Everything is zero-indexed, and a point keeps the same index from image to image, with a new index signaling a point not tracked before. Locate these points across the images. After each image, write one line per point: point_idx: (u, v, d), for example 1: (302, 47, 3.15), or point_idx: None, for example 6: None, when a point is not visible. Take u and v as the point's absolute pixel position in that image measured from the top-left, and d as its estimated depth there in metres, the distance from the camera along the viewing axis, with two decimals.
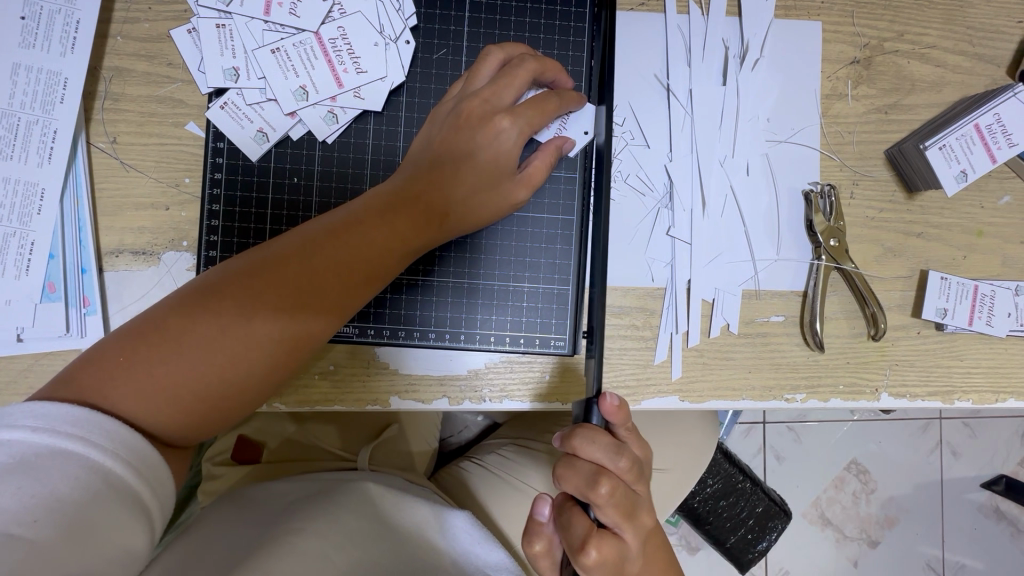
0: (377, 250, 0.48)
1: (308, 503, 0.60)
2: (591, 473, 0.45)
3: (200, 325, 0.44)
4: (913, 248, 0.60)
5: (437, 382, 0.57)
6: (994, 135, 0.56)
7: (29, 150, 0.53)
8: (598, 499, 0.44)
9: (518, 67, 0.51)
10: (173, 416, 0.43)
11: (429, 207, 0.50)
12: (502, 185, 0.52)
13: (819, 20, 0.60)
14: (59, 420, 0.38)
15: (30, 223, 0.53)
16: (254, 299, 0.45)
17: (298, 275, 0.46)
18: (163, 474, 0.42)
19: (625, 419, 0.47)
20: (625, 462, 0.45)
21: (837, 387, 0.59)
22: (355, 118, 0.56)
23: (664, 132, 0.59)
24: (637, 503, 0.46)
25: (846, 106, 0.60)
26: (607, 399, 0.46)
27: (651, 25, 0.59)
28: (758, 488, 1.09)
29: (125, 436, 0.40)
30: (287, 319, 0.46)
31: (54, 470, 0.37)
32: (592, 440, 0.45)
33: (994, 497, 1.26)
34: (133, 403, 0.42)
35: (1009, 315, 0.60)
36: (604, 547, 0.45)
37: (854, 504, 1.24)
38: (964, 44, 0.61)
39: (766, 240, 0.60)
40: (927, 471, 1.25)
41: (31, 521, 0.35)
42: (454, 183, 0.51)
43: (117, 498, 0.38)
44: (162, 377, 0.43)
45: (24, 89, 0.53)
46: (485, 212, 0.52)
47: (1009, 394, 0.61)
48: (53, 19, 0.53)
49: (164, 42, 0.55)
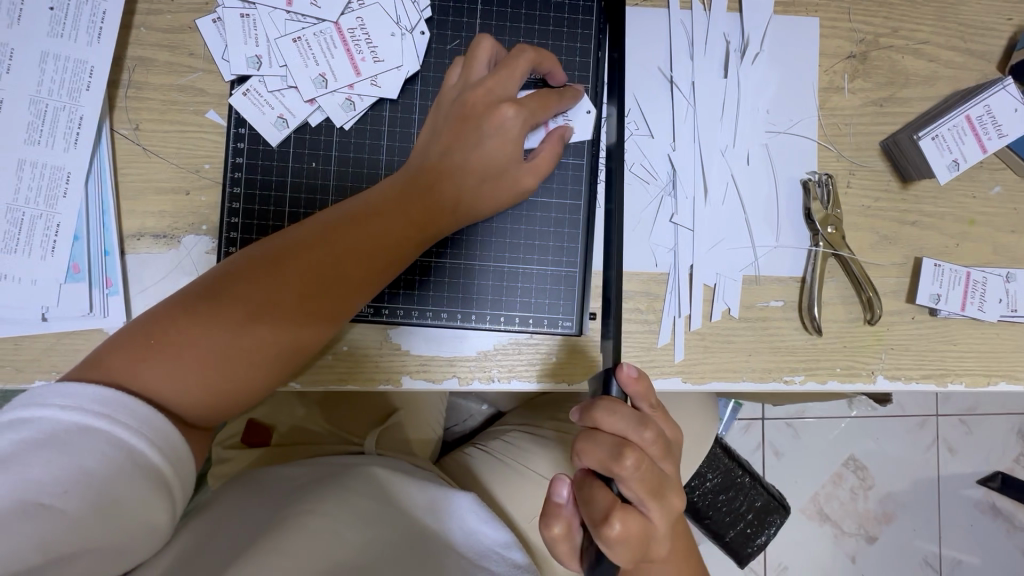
0: (391, 236, 0.50)
1: (318, 485, 0.62)
2: (614, 445, 0.46)
3: (223, 309, 0.46)
4: (907, 236, 0.62)
5: (447, 363, 0.59)
6: (985, 126, 0.59)
7: (55, 136, 0.55)
8: (623, 472, 0.45)
9: (516, 59, 0.54)
10: (199, 396, 0.45)
11: (442, 196, 0.52)
12: (510, 176, 0.54)
13: (816, 17, 0.62)
14: (87, 399, 0.40)
15: (56, 206, 0.55)
16: (273, 284, 0.47)
17: (318, 261, 0.48)
18: (185, 453, 0.43)
19: (647, 391, 0.49)
20: (649, 434, 0.47)
21: (834, 370, 0.61)
22: (371, 105, 0.58)
23: (668, 123, 0.61)
24: (665, 481, 0.47)
25: (843, 99, 0.62)
26: (624, 368, 0.48)
27: (656, 20, 0.62)
28: (757, 483, 1.13)
29: (149, 415, 0.41)
30: (306, 303, 0.48)
31: (81, 445, 0.38)
32: (612, 412, 0.46)
33: (990, 492, 1.28)
34: (161, 385, 0.44)
35: (1000, 301, 0.62)
36: (629, 521, 0.45)
37: (851, 498, 1.26)
38: (956, 40, 0.63)
39: (766, 227, 0.62)
40: (924, 465, 1.27)
41: (62, 493, 0.37)
42: (464, 173, 0.53)
43: (141, 473, 0.40)
44: (189, 359, 0.45)
45: (52, 77, 0.54)
46: (494, 202, 0.54)
47: (1000, 378, 0.63)
48: (80, 10, 0.55)
49: (186, 33, 0.57)
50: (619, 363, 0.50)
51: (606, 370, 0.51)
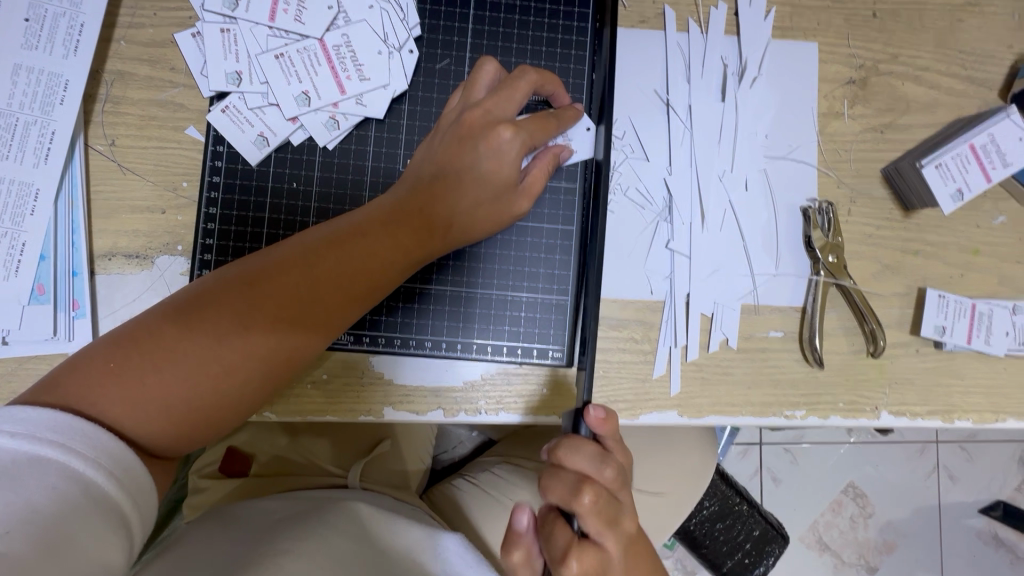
0: (378, 262, 0.48)
1: (296, 523, 0.58)
2: (574, 481, 0.43)
3: (195, 332, 0.43)
4: (911, 265, 0.60)
5: (432, 394, 0.56)
6: (989, 155, 0.57)
7: (25, 151, 0.52)
8: (580, 509, 0.42)
9: (518, 79, 0.52)
10: (162, 427, 0.42)
11: (433, 220, 0.50)
12: (503, 202, 0.52)
13: (815, 41, 0.61)
14: (41, 427, 0.37)
15: (23, 224, 0.52)
16: (250, 310, 0.44)
17: (300, 286, 0.45)
18: (145, 486, 0.40)
19: (614, 429, 0.45)
20: (610, 472, 0.43)
21: (837, 405, 0.59)
22: (356, 125, 0.56)
23: (664, 147, 0.60)
24: (623, 515, 0.44)
25: (842, 125, 0.61)
26: (591, 412, 0.44)
27: (651, 42, 0.60)
28: (756, 511, 1.08)
29: (109, 445, 0.39)
30: (284, 330, 0.45)
31: (32, 478, 0.35)
32: (573, 449, 0.43)
33: (993, 522, 1.25)
34: (122, 414, 0.41)
35: (1007, 334, 0.60)
36: (586, 557, 0.42)
37: (851, 528, 1.22)
38: (957, 67, 0.62)
39: (765, 254, 0.60)
40: (926, 495, 1.24)
41: (6, 531, 0.32)
42: (458, 196, 0.50)
43: (100, 502, 0.36)
44: (154, 387, 0.42)
45: (24, 89, 0.52)
46: (484, 228, 0.52)
47: (1008, 415, 0.60)
48: (57, 21, 0.53)
49: (168, 48, 0.56)
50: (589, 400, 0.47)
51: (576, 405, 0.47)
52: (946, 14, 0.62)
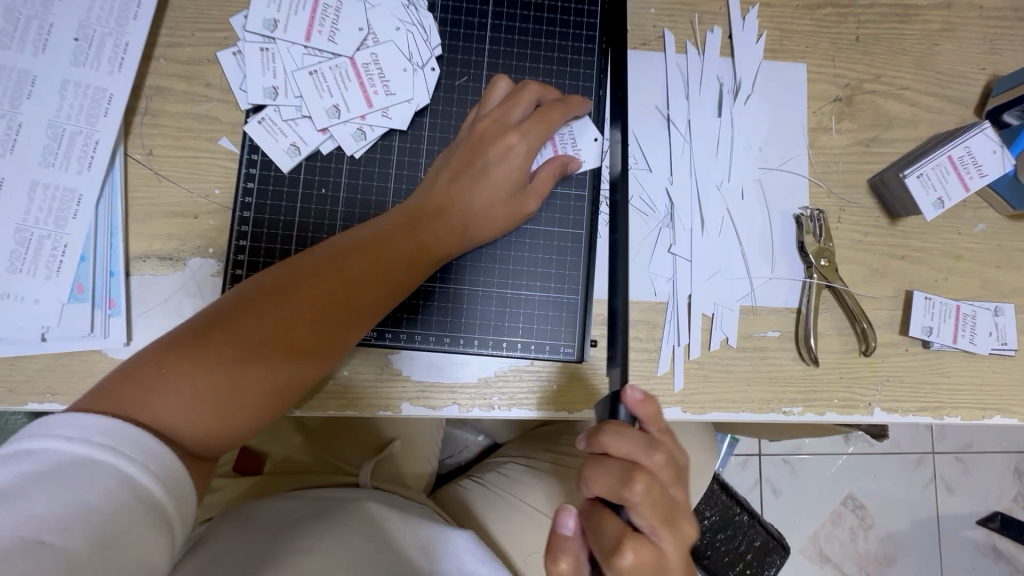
0: (403, 259, 0.52)
1: (310, 521, 0.61)
2: (623, 469, 0.41)
3: (229, 335, 0.46)
4: (898, 269, 0.64)
5: (447, 390, 0.59)
6: (966, 166, 0.61)
7: (70, 159, 0.56)
8: (632, 498, 0.40)
9: (523, 90, 0.56)
10: (207, 426, 0.44)
11: (452, 219, 0.54)
12: (513, 204, 0.56)
13: (804, 62, 0.66)
14: (94, 430, 0.39)
15: (65, 227, 0.55)
16: (284, 309, 0.47)
17: (331, 283, 0.49)
18: (187, 489, 0.41)
19: (657, 414, 0.44)
20: (661, 458, 0.41)
21: (832, 401, 0.62)
22: (382, 135, 0.60)
23: (666, 158, 0.64)
24: (676, 507, 0.42)
25: (831, 139, 0.65)
26: (631, 389, 0.44)
27: (653, 62, 0.65)
28: (756, 521, 1.13)
29: (156, 449, 0.40)
30: (316, 326, 0.48)
31: (85, 479, 0.36)
32: (619, 434, 0.42)
33: (990, 534, 1.31)
34: (172, 416, 0.42)
35: (990, 334, 0.63)
36: (643, 550, 0.40)
37: (852, 539, 1.28)
38: (934, 87, 0.67)
39: (761, 259, 0.63)
40: (926, 506, 1.30)
41: (62, 530, 0.34)
42: (474, 196, 0.54)
43: (149, 507, 0.37)
44: (200, 386, 0.44)
45: (71, 102, 0.56)
46: (497, 228, 0.56)
47: (994, 411, 0.64)
48: (104, 40, 0.57)
49: (204, 65, 0.60)
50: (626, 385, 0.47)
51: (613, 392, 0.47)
52: (924, 38, 0.68)
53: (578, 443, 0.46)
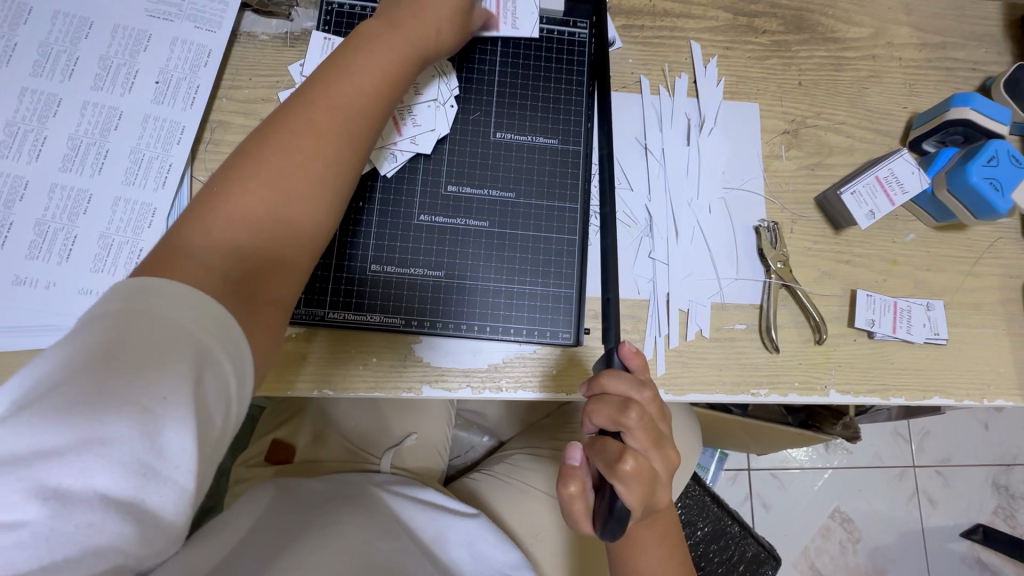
0: (390, 71, 0.57)
1: (337, 502, 0.69)
2: (620, 401, 0.52)
3: (246, 172, 0.49)
4: (843, 272, 0.76)
5: (461, 373, 0.68)
6: (891, 184, 0.74)
7: (148, 178, 0.67)
8: (629, 422, 0.51)
9: None
10: (253, 242, 0.48)
11: (408, 28, 0.59)
12: (462, 24, 0.65)
13: (756, 102, 0.79)
14: (132, 293, 0.38)
15: (141, 234, 0.65)
16: (290, 137, 0.51)
17: (319, 101, 0.53)
18: (238, 343, 0.41)
19: (643, 365, 0.56)
20: (649, 394, 0.53)
21: (793, 384, 0.72)
22: (409, 159, 0.70)
23: (645, 180, 0.76)
24: (662, 433, 0.53)
25: (782, 164, 0.78)
26: (626, 343, 0.55)
27: (632, 102, 0.78)
28: (746, 533, 1.20)
29: (198, 299, 0.40)
30: (326, 142, 0.52)
31: (134, 350, 0.36)
32: (617, 375, 0.53)
33: (974, 546, 1.46)
34: (216, 239, 0.46)
35: (923, 326, 0.74)
36: (640, 461, 0.50)
37: (841, 553, 1.43)
38: (865, 122, 0.81)
39: (727, 263, 0.75)
40: (908, 518, 1.46)
41: (132, 401, 0.35)
42: (426, 12, 0.60)
43: (212, 392, 0.38)
44: (236, 212, 0.47)
45: (151, 133, 0.67)
46: (454, 39, 0.64)
47: (934, 393, 0.74)
48: (179, 83, 0.69)
49: (259, 103, 0.72)
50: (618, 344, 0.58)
51: (608, 350, 0.58)
52: (855, 83, 0.82)
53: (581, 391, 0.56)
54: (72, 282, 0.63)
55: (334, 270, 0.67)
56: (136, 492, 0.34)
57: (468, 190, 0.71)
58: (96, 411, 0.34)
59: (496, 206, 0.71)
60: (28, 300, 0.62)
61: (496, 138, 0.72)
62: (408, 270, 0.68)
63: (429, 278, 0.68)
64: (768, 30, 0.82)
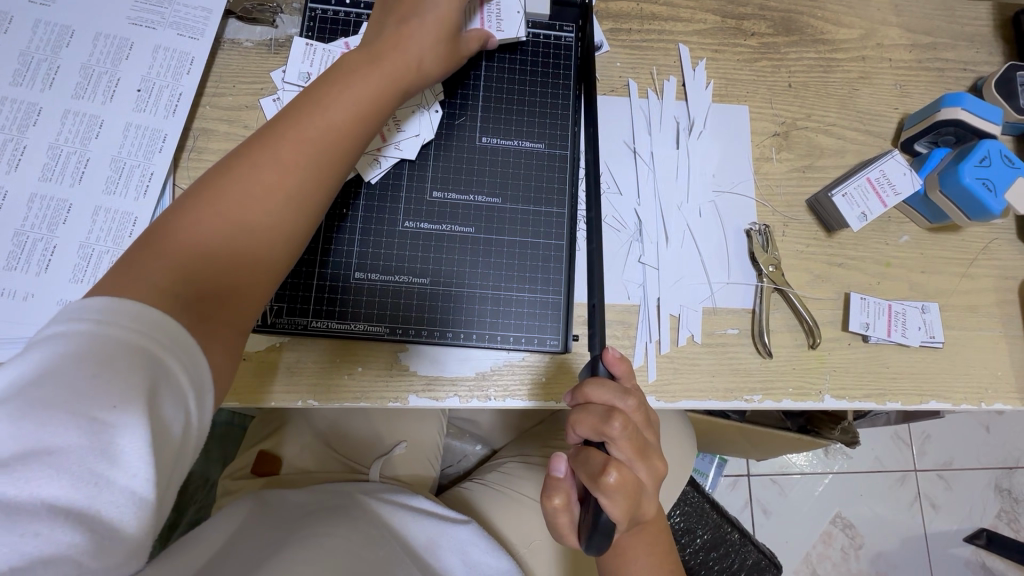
0: (367, 100, 0.56)
1: (325, 512, 0.67)
2: (604, 411, 0.50)
3: (209, 198, 0.48)
4: (836, 275, 0.75)
5: (448, 382, 0.67)
6: (883, 186, 0.73)
7: (129, 187, 0.66)
8: (613, 433, 0.49)
9: None
10: (210, 270, 0.46)
11: (390, 58, 0.58)
12: (449, 53, 0.63)
13: (746, 105, 0.79)
14: (88, 310, 0.37)
15: (122, 244, 0.64)
16: (258, 165, 0.50)
17: (291, 130, 0.52)
18: (198, 359, 0.40)
19: (629, 371, 0.55)
20: (633, 403, 0.51)
21: (788, 389, 0.70)
22: (394, 165, 0.69)
23: (634, 184, 0.75)
24: (648, 443, 0.52)
25: (772, 166, 0.77)
26: (610, 349, 0.54)
27: (620, 106, 0.77)
28: (747, 540, 1.18)
29: (151, 316, 0.39)
30: (295, 172, 0.51)
31: (89, 360, 0.35)
32: (600, 385, 0.51)
33: (978, 551, 1.44)
34: (171, 264, 0.44)
35: (919, 328, 0.73)
36: (624, 474, 0.49)
37: (843, 559, 1.41)
38: (856, 124, 0.80)
39: (719, 267, 0.74)
40: (910, 523, 1.44)
41: (84, 412, 0.34)
42: (410, 42, 0.59)
43: (169, 403, 0.37)
44: (193, 239, 0.46)
45: (132, 141, 0.67)
46: (439, 66, 0.63)
47: (931, 397, 0.72)
48: (161, 91, 0.69)
49: (243, 110, 0.71)
50: (604, 351, 0.57)
51: (593, 357, 0.57)
52: (845, 84, 0.81)
53: (566, 400, 0.55)
54: (51, 293, 0.62)
55: (317, 278, 0.66)
56: (89, 503, 0.33)
57: (453, 196, 0.70)
58: (46, 423, 0.33)
59: (482, 212, 0.70)
60: (4, 312, 0.61)
61: (481, 143, 0.72)
62: (393, 277, 0.67)
63: (414, 285, 0.67)
64: (757, 32, 0.81)
